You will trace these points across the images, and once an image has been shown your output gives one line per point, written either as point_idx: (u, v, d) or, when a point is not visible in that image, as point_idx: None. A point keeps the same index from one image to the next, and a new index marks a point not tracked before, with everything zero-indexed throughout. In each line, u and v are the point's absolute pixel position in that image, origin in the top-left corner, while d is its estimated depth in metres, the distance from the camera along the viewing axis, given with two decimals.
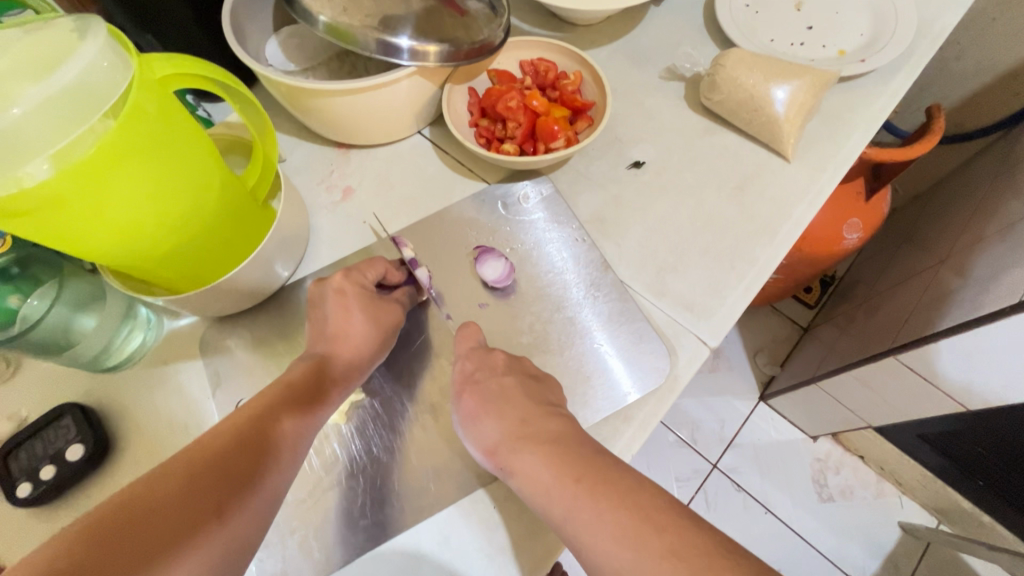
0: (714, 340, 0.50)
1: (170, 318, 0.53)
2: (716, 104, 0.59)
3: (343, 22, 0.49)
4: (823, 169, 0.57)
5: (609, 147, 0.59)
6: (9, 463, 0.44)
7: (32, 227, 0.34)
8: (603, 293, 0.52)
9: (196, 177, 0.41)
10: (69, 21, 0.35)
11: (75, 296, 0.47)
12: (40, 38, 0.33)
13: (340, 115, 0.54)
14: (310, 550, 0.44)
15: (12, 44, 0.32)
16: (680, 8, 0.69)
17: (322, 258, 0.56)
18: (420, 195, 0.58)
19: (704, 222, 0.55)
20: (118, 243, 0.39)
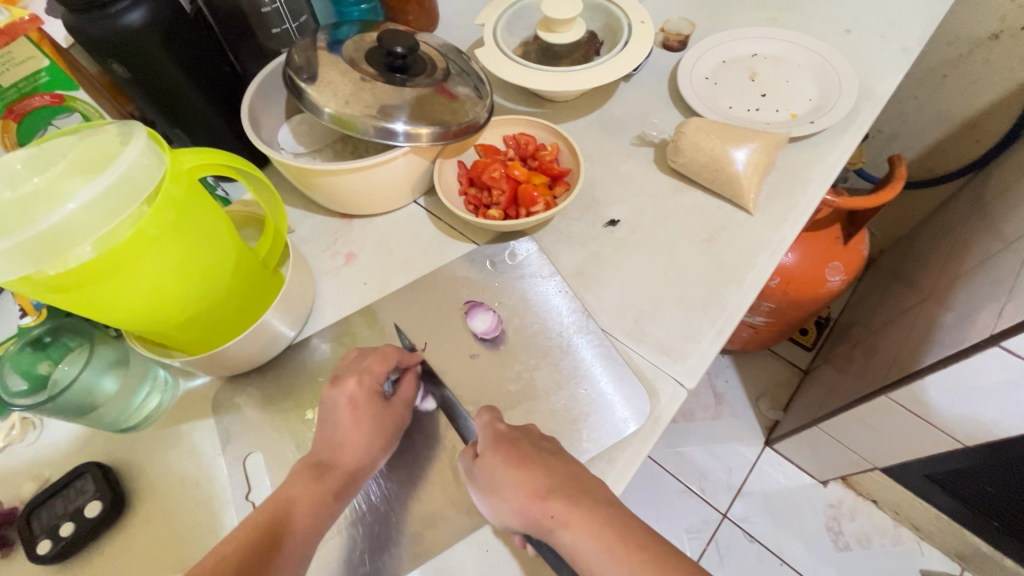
0: (691, 381, 0.53)
1: (185, 378, 0.57)
2: (682, 165, 0.65)
3: (346, 112, 0.56)
4: (784, 220, 0.62)
5: (587, 208, 0.65)
6: (32, 522, 0.48)
7: (73, 299, 0.39)
8: (585, 341, 0.56)
9: (214, 251, 0.47)
10: (115, 126, 0.41)
11: (102, 360, 0.52)
12: (91, 143, 0.40)
13: (342, 190, 0.60)
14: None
15: (71, 150, 0.39)
16: (647, 84, 0.77)
17: (326, 318, 0.61)
18: (415, 257, 0.64)
19: (677, 272, 0.59)
20: (143, 312, 0.44)
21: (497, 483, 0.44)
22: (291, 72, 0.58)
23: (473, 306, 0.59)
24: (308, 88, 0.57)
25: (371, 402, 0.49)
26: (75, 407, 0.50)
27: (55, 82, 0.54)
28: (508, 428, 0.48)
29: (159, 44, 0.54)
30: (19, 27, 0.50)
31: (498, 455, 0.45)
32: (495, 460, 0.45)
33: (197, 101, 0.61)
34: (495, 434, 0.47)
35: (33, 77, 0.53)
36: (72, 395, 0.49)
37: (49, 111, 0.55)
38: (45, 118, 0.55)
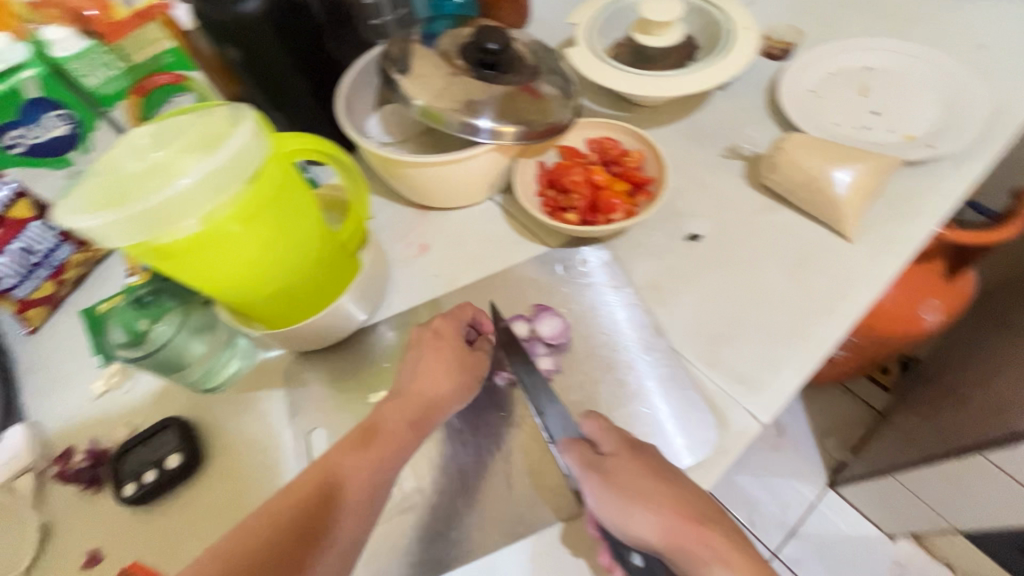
0: (766, 415, 0.49)
1: (262, 349, 0.60)
2: (776, 183, 0.61)
3: (436, 106, 0.57)
4: (887, 250, 0.57)
5: (668, 220, 0.62)
6: (120, 465, 0.52)
7: (179, 265, 0.43)
8: (654, 358, 0.53)
9: (302, 232, 0.49)
10: (231, 106, 0.44)
11: (194, 323, 0.56)
12: (210, 121, 0.42)
13: (423, 182, 0.61)
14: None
15: (191, 127, 0.42)
16: (742, 94, 0.73)
17: (395, 305, 0.62)
18: (487, 254, 0.63)
19: (759, 296, 0.55)
20: (235, 285, 0.47)
21: (629, 493, 0.43)
22: (386, 63, 0.60)
23: (541, 308, 0.58)
24: (401, 79, 0.58)
25: (423, 388, 0.49)
26: (164, 363, 0.54)
27: (176, 62, 0.59)
28: (639, 439, 0.47)
29: (270, 33, 0.57)
30: (153, 11, 0.55)
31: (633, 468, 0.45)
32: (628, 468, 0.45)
33: (297, 85, 0.64)
34: (627, 442, 0.46)
35: (158, 58, 0.57)
36: (162, 354, 0.53)
37: (169, 88, 0.58)
38: (165, 96, 0.58)
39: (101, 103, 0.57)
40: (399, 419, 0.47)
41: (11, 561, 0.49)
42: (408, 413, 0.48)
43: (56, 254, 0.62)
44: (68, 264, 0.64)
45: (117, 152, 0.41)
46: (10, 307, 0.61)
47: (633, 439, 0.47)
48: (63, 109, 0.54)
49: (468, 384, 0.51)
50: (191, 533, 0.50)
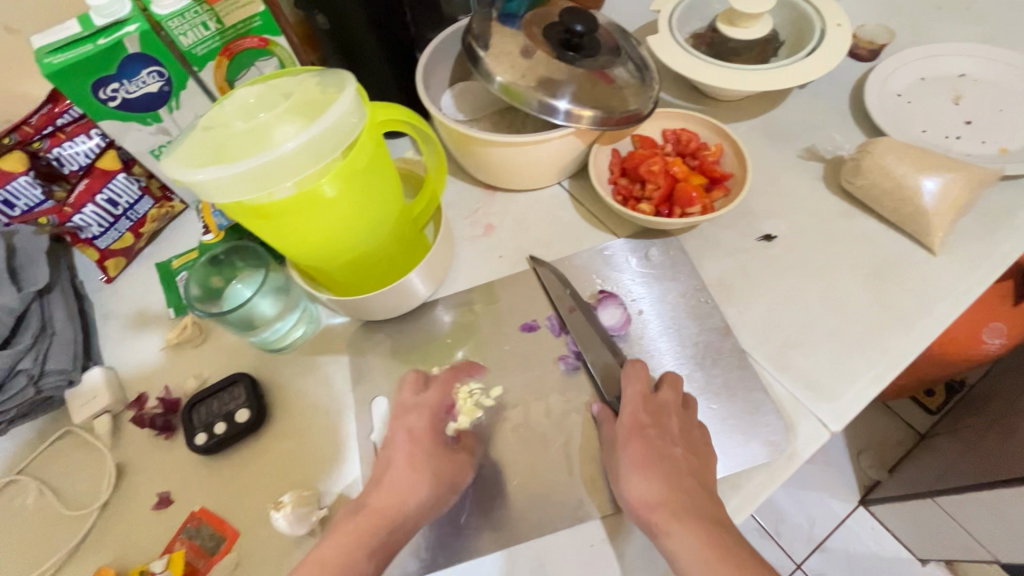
0: (836, 425, 0.48)
1: (327, 315, 0.61)
2: (859, 188, 0.59)
3: (517, 84, 0.57)
4: (974, 267, 0.54)
5: (741, 218, 0.61)
6: (192, 415, 0.54)
7: (269, 225, 0.44)
8: (723, 357, 0.52)
9: (382, 205, 0.49)
10: (335, 72, 0.44)
11: (272, 283, 0.56)
12: (314, 87, 0.43)
13: (495, 161, 0.61)
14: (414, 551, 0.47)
15: (297, 91, 0.43)
16: (825, 94, 0.70)
17: (458, 281, 0.62)
18: (553, 237, 0.62)
19: (835, 303, 0.54)
20: (315, 250, 0.48)
21: (697, 498, 0.43)
22: (469, 39, 0.60)
23: (613, 295, 0.57)
24: (484, 54, 0.58)
25: None
26: (239, 319, 0.54)
27: (266, 27, 0.59)
28: (648, 422, 0.47)
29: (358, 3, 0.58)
30: None
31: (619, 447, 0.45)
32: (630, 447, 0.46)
33: (376, 57, 0.64)
34: (631, 425, 0.47)
35: (249, 22, 0.58)
36: (241, 311, 0.53)
37: (254, 54, 0.60)
38: (250, 60, 0.61)
39: (192, 62, 0.58)
40: (359, 539, 0.43)
41: (90, 494, 0.52)
42: (374, 529, 0.44)
43: (137, 207, 0.65)
44: (147, 218, 0.66)
45: (227, 111, 0.43)
46: (92, 257, 0.64)
47: (644, 424, 0.47)
48: (157, 65, 0.55)
49: (441, 491, 0.47)
50: (255, 486, 0.52)
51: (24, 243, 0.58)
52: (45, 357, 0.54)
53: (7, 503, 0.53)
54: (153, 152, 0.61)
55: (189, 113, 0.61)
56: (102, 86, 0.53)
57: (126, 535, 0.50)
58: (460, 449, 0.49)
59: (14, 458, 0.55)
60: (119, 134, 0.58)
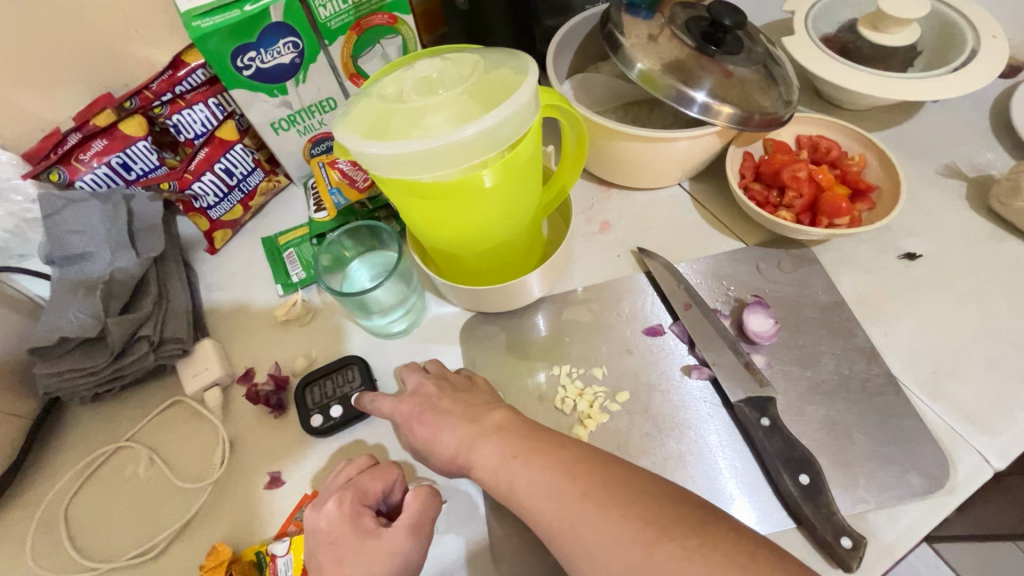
0: (1000, 462, 0.44)
1: (437, 306, 0.59)
2: (1014, 210, 0.55)
3: (656, 72, 0.55)
4: None
5: (879, 234, 0.57)
6: (306, 395, 0.53)
7: (421, 207, 0.43)
8: (869, 380, 0.49)
9: (530, 197, 0.48)
10: (516, 54, 0.42)
11: (398, 271, 0.55)
12: (495, 67, 0.41)
13: (621, 156, 0.59)
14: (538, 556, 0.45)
15: (478, 69, 0.41)
16: (963, 109, 0.66)
17: (573, 278, 0.59)
18: (674, 240, 0.60)
19: (989, 331, 0.51)
20: (456, 237, 0.47)
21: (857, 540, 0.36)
22: (609, 27, 0.58)
23: (752, 302, 0.53)
24: (626, 41, 0.56)
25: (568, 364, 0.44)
26: (361, 303, 0.53)
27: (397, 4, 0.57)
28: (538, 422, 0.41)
29: None
30: None
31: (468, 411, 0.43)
32: (409, 413, 0.45)
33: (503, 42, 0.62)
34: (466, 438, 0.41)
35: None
36: (363, 296, 0.52)
37: (382, 31, 0.58)
38: (377, 37, 0.59)
39: (325, 36, 0.56)
40: None
41: (202, 468, 0.51)
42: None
43: (249, 179, 0.64)
44: (256, 191, 0.65)
45: (405, 80, 0.41)
46: (202, 227, 0.63)
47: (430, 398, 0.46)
48: (294, 36, 0.54)
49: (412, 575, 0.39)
50: None
51: (141, 209, 0.58)
52: (163, 324, 0.53)
53: (115, 472, 0.52)
54: (273, 125, 0.60)
55: (312, 88, 0.60)
56: (241, 53, 0.53)
57: (239, 512, 0.49)
58: (394, 533, 0.39)
59: (119, 426, 0.54)
60: (245, 104, 0.57)
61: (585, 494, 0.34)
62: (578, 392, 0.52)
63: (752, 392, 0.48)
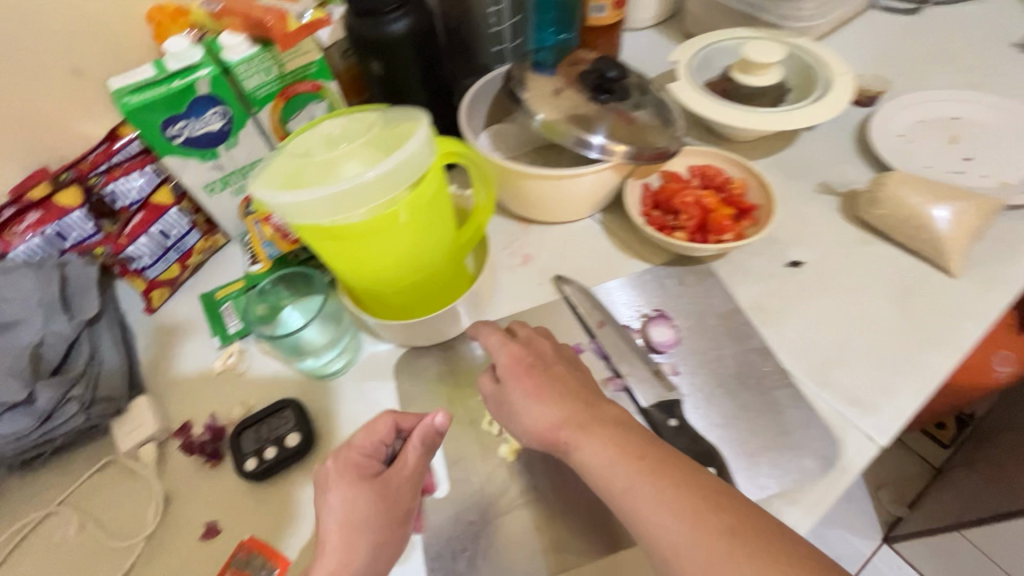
0: (883, 439, 0.49)
1: (371, 344, 0.62)
2: (876, 217, 0.63)
3: (556, 121, 0.61)
4: (994, 287, 0.57)
5: (768, 247, 0.64)
6: (241, 440, 0.53)
7: (336, 248, 0.47)
8: (765, 378, 0.54)
9: (442, 232, 0.52)
10: (411, 109, 0.48)
11: (327, 311, 0.58)
12: (392, 121, 0.47)
13: (533, 194, 0.65)
14: (532, 548, 0.48)
15: (378, 124, 0.47)
16: (833, 135, 0.76)
17: (500, 309, 0.64)
18: (589, 266, 0.65)
19: (867, 322, 0.56)
20: (375, 274, 0.51)
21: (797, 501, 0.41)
22: (511, 84, 0.65)
23: (656, 316, 0.59)
24: (525, 96, 0.63)
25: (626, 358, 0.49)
26: (292, 344, 0.56)
27: (320, 72, 0.63)
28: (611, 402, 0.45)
29: (411, 50, 0.62)
30: (319, 24, 0.58)
31: (576, 392, 0.46)
32: (513, 368, 0.49)
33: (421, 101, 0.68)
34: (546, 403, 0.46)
35: (306, 68, 0.62)
36: (293, 336, 0.55)
37: (307, 97, 0.64)
38: (303, 102, 0.64)
39: (253, 104, 0.61)
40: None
41: (135, 526, 0.51)
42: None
43: (186, 239, 0.67)
44: (193, 250, 0.68)
45: (313, 139, 0.47)
46: (139, 288, 0.65)
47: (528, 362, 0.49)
48: (223, 105, 0.59)
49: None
50: (307, 510, 0.51)
51: (75, 274, 0.59)
52: (96, 382, 0.54)
53: (45, 539, 0.51)
54: (207, 187, 0.64)
55: (244, 152, 0.64)
56: (171, 123, 0.57)
57: (175, 567, 0.49)
58: (399, 479, 0.46)
59: (49, 492, 0.53)
60: (179, 170, 0.61)
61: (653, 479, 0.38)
62: None
63: (663, 397, 0.52)
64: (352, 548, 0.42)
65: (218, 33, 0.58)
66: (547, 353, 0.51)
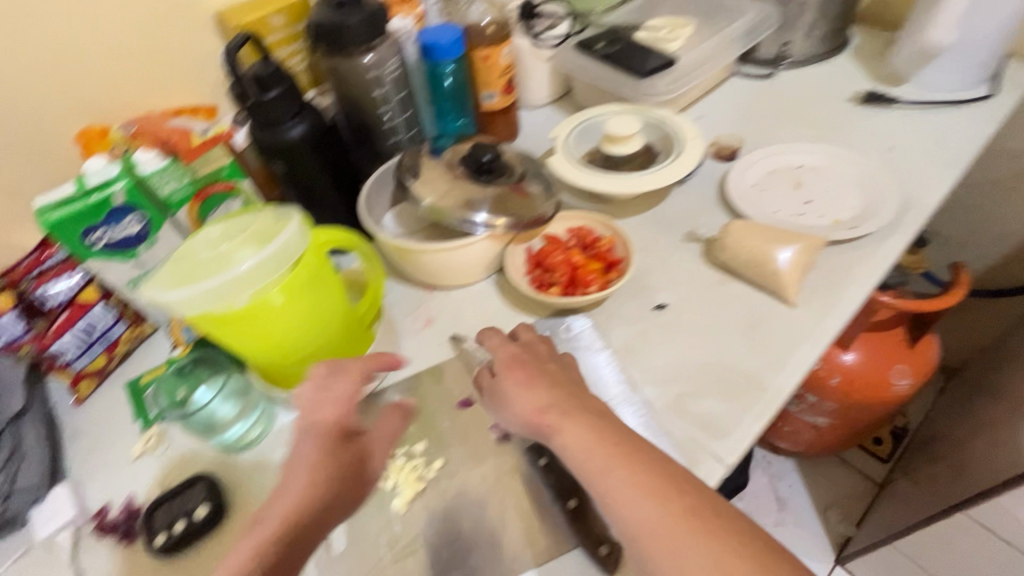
0: (730, 458, 0.56)
1: (283, 412, 0.66)
2: (727, 260, 0.72)
3: (441, 205, 0.70)
4: (825, 313, 0.66)
5: (639, 293, 0.72)
6: (153, 517, 0.58)
7: (228, 332, 0.53)
8: (629, 412, 0.60)
9: (329, 307, 0.59)
10: (285, 207, 0.56)
11: (231, 387, 0.64)
12: (268, 218, 0.55)
13: (429, 265, 0.73)
14: None
15: (255, 222, 0.55)
16: (699, 188, 0.86)
17: (404, 369, 0.70)
18: (483, 324, 0.72)
19: (719, 354, 0.64)
20: (269, 350, 0.57)
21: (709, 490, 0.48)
22: (401, 172, 0.74)
23: None
24: (412, 184, 0.72)
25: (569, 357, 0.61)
26: (204, 422, 0.63)
27: (231, 173, 0.71)
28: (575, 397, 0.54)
29: (310, 151, 0.71)
30: (221, 137, 0.70)
31: (561, 385, 0.55)
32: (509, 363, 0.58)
33: (326, 191, 0.76)
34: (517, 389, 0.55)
35: (217, 171, 0.70)
36: (202, 414, 0.62)
37: (221, 197, 0.72)
38: (218, 202, 0.72)
39: (169, 207, 0.69)
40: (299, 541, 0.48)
41: None
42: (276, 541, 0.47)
43: (111, 331, 0.72)
44: (119, 340, 0.73)
45: (198, 241, 0.54)
46: (66, 379, 0.70)
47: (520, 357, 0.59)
48: (139, 211, 0.67)
49: None
50: None
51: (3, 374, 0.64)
52: (14, 478, 0.60)
53: None
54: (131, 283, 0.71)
55: (164, 249, 0.71)
56: (91, 232, 0.64)
57: None
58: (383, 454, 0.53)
59: None
60: (101, 271, 0.67)
61: (622, 459, 0.48)
62: (403, 468, 0.61)
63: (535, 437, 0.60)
64: (318, 482, 0.51)
65: (134, 150, 0.67)
66: (541, 353, 0.60)
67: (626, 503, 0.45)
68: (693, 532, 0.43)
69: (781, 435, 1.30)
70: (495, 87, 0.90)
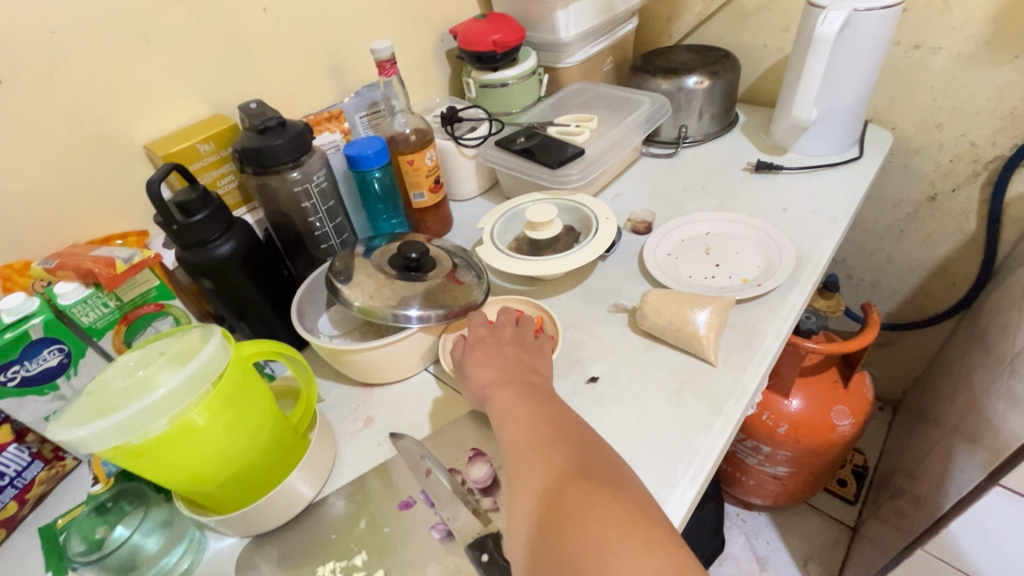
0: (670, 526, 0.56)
1: (215, 539, 0.64)
2: (649, 327, 0.76)
3: (372, 304, 0.72)
4: (743, 368, 0.70)
5: (572, 367, 0.75)
6: None
7: (147, 463, 0.51)
8: None
9: (260, 421, 0.58)
10: (204, 327, 0.58)
11: (154, 519, 0.61)
12: (188, 340, 0.56)
13: (364, 365, 0.73)
14: None
15: (174, 346, 0.56)
16: (621, 261, 0.92)
17: (343, 475, 0.68)
18: (423, 417, 0.72)
19: (651, 420, 0.66)
20: (195, 476, 0.54)
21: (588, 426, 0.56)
22: (331, 275, 0.77)
23: (475, 455, 0.67)
24: (342, 287, 0.74)
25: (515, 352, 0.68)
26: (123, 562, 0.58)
27: (161, 293, 0.73)
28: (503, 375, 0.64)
29: (240, 265, 0.73)
30: (145, 262, 0.69)
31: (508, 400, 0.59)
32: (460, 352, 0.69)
33: (258, 302, 0.78)
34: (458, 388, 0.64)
35: (145, 293, 0.71)
36: (120, 552, 0.57)
37: (149, 316, 0.73)
38: (146, 322, 0.73)
39: (92, 335, 0.69)
40: None
41: None
42: None
43: (25, 473, 0.68)
44: (35, 482, 0.69)
45: (114, 375, 0.54)
46: None
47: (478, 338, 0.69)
48: (60, 342, 0.66)
49: None
50: None
51: None
52: None
53: None
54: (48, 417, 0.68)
55: (86, 377, 0.69)
56: (3, 370, 0.62)
57: None
58: None
59: None
60: (14, 409, 0.65)
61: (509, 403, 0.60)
62: None
63: (478, 532, 0.60)
64: None
65: (54, 282, 0.66)
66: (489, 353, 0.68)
67: (510, 432, 0.56)
68: (542, 449, 0.52)
69: (747, 489, 1.30)
70: (423, 186, 0.96)
